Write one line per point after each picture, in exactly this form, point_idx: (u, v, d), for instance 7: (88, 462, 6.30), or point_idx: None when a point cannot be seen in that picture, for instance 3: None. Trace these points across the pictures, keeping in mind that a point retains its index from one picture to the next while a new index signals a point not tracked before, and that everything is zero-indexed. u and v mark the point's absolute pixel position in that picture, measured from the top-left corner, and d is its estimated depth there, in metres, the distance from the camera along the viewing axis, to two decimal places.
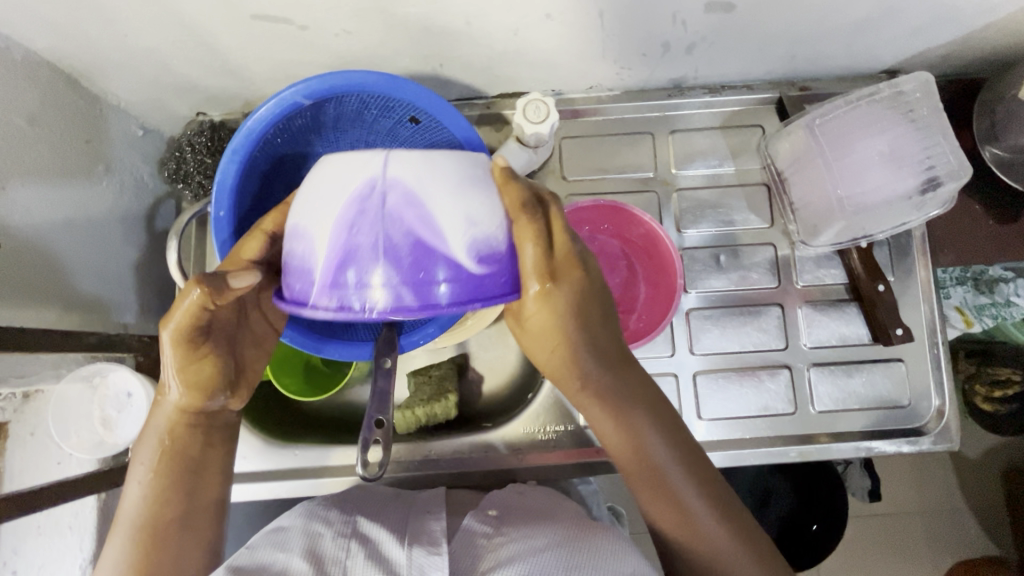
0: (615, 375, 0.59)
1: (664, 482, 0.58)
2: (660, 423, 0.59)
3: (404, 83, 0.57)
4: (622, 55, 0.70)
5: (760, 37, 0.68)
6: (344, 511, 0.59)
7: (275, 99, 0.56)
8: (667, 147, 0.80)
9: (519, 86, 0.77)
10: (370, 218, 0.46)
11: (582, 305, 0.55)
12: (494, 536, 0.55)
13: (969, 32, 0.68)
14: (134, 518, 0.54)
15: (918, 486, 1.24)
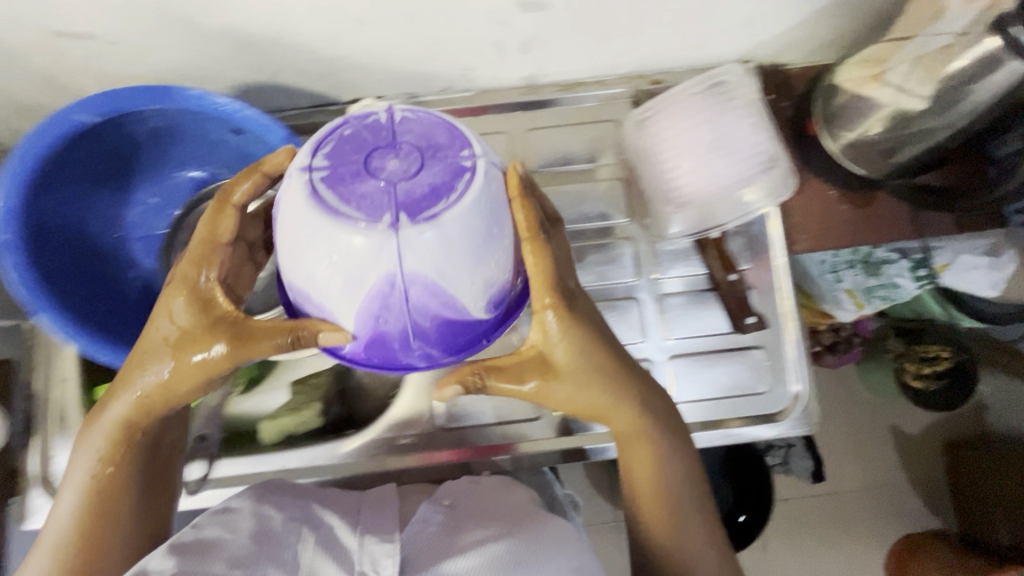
0: (655, 394, 0.61)
1: (673, 499, 0.62)
2: (672, 433, 0.62)
3: (204, 98, 0.63)
4: (460, 56, 0.70)
5: (592, 33, 0.69)
6: (297, 500, 0.58)
7: (64, 116, 0.61)
8: (526, 145, 0.80)
9: (369, 91, 0.76)
10: (396, 309, 0.50)
11: (591, 322, 0.57)
12: (449, 524, 0.54)
13: (794, 19, 0.69)
14: (65, 533, 0.55)
15: (859, 462, 1.25)
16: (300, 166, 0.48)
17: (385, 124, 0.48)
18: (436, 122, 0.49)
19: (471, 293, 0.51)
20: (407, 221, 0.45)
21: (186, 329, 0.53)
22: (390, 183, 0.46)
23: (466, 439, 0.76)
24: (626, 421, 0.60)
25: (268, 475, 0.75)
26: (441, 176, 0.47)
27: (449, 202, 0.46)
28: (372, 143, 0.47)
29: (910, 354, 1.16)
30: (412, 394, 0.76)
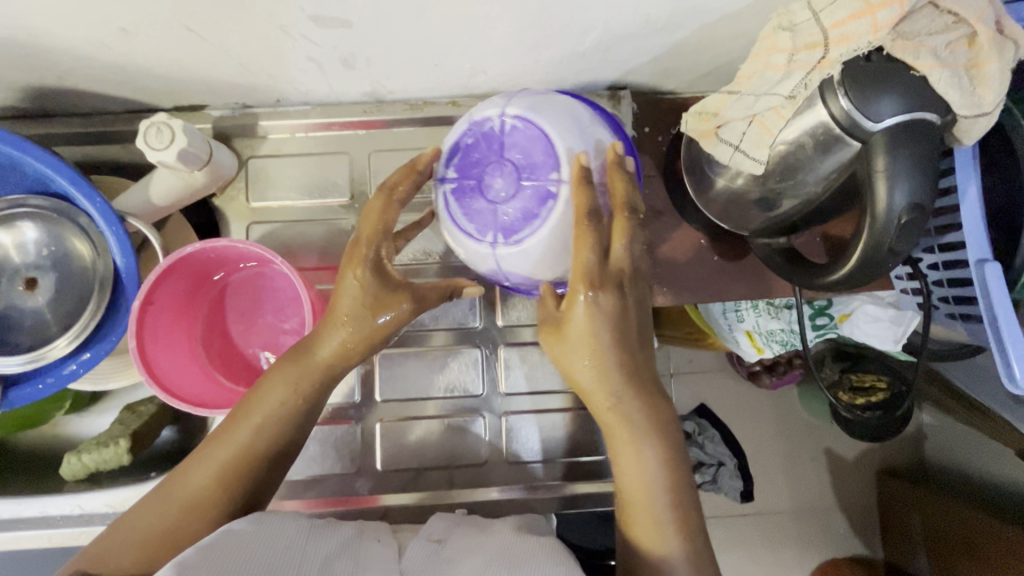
0: (650, 389, 0.51)
1: (649, 504, 0.51)
2: (660, 441, 0.51)
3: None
4: (274, 69, 0.62)
5: (420, 53, 0.60)
6: (273, 519, 0.50)
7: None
8: (369, 166, 0.72)
9: (187, 99, 0.68)
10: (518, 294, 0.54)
11: (627, 310, 0.48)
12: (441, 557, 0.51)
13: (650, 49, 0.61)
14: (176, 504, 0.51)
15: (789, 485, 1.14)
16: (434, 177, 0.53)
17: (497, 132, 0.50)
18: (538, 135, 0.49)
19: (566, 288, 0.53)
20: (502, 242, 0.50)
21: (367, 300, 0.51)
22: (493, 204, 0.50)
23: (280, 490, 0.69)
24: (607, 409, 0.50)
25: (63, 518, 0.69)
26: (530, 202, 0.49)
27: (536, 228, 0.49)
28: (484, 158, 0.51)
29: (841, 382, 1.05)
30: None
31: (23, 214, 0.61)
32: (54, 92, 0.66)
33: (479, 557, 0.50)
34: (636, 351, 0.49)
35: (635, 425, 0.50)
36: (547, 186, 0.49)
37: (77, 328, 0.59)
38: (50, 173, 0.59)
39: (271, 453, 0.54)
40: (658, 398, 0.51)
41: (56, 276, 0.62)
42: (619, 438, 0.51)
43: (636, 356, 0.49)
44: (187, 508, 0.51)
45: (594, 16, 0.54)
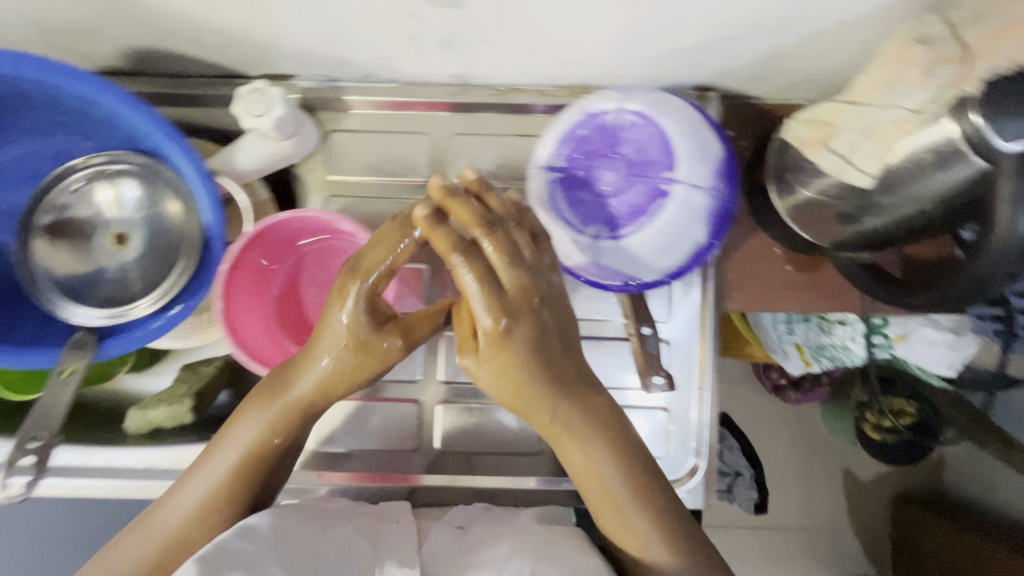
0: (581, 401, 0.54)
1: (615, 502, 0.54)
2: (612, 445, 0.54)
3: (26, 58, 0.52)
4: (372, 45, 0.62)
5: (520, 38, 0.60)
6: (301, 513, 0.57)
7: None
8: (449, 150, 0.72)
9: (277, 68, 0.69)
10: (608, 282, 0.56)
11: (541, 338, 0.51)
12: (468, 543, 0.57)
13: (751, 53, 0.61)
14: (162, 538, 0.55)
15: (799, 499, 1.10)
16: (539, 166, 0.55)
17: (613, 126, 0.52)
18: (657, 134, 0.50)
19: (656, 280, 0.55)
20: (606, 234, 0.52)
21: (354, 334, 0.54)
22: (600, 196, 0.53)
23: (336, 460, 0.70)
24: (546, 422, 0.54)
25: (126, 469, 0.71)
26: (640, 199, 0.51)
27: (641, 223, 0.51)
28: (599, 149, 0.53)
29: (871, 404, 1.00)
30: None
31: (113, 169, 0.62)
32: (151, 50, 0.66)
33: (513, 539, 0.56)
34: (564, 364, 0.53)
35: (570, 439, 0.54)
36: (658, 184, 0.50)
37: (161, 291, 0.61)
38: (148, 131, 0.58)
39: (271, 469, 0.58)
40: (591, 400, 0.54)
41: (152, 230, 0.63)
42: (568, 446, 0.54)
43: (559, 367, 0.52)
44: (199, 513, 0.55)
45: (707, 15, 0.54)
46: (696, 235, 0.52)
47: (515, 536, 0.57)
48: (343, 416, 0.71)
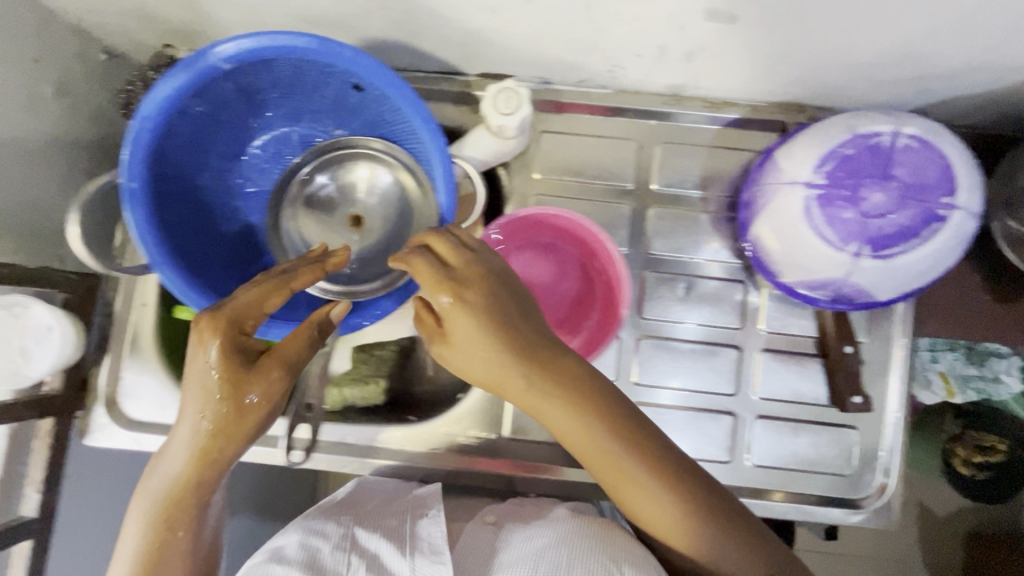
0: (572, 373, 0.51)
1: (613, 458, 0.51)
2: (586, 411, 0.51)
3: (335, 46, 0.55)
4: (614, 52, 0.64)
5: (767, 55, 0.62)
6: (342, 520, 0.59)
7: (195, 61, 0.53)
8: (653, 158, 0.74)
9: (501, 69, 0.71)
10: (845, 294, 0.58)
11: (501, 292, 0.50)
12: (495, 541, 0.58)
13: (995, 86, 0.61)
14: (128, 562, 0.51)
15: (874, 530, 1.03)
16: (797, 178, 0.56)
17: (885, 149, 0.54)
18: (935, 159, 0.53)
19: (894, 298, 0.58)
20: (868, 253, 0.54)
21: (224, 380, 0.49)
22: (865, 215, 0.54)
23: (524, 453, 0.72)
24: (522, 394, 0.51)
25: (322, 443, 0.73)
26: (914, 222, 0.53)
27: (909, 246, 0.53)
28: (866, 170, 0.54)
29: (962, 438, 0.98)
30: (480, 397, 0.73)
31: (376, 155, 0.65)
32: (389, 43, 0.69)
33: (547, 534, 0.56)
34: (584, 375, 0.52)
35: (557, 411, 0.51)
36: (934, 210, 0.52)
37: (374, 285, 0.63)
38: (413, 123, 0.60)
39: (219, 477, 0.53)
40: (569, 370, 0.51)
41: (380, 208, 0.67)
42: (634, 485, 0.51)
43: (580, 380, 0.51)
44: (157, 523, 0.51)
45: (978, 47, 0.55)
46: (954, 259, 0.55)
47: (548, 530, 0.56)
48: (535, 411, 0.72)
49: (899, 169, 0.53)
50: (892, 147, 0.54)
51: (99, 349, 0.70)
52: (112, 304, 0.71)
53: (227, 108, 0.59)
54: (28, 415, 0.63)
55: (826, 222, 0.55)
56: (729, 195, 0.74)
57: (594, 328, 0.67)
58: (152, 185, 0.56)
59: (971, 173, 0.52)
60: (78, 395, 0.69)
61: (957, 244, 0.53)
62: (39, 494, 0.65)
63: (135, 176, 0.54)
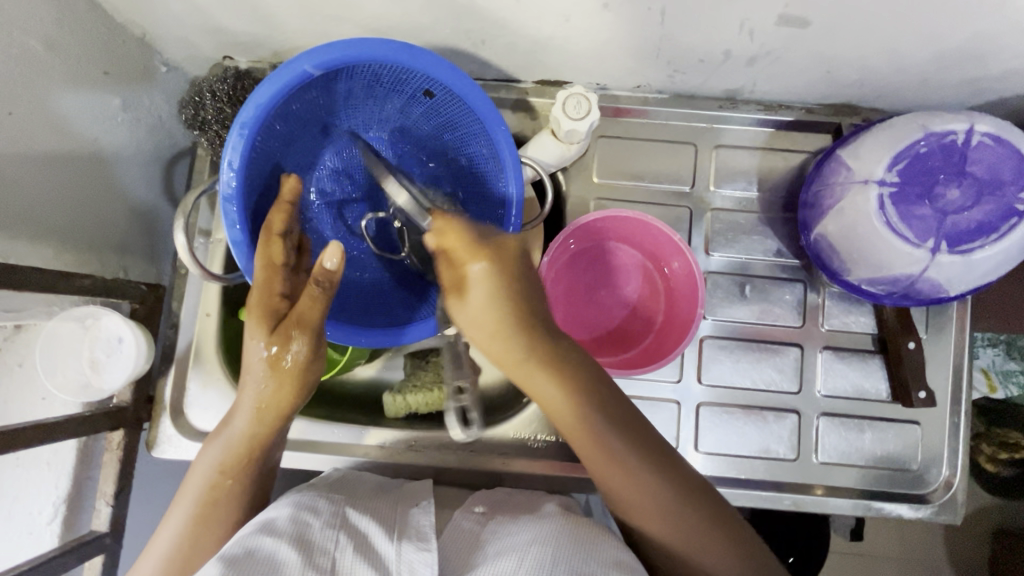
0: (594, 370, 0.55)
1: (584, 439, 0.53)
2: (591, 400, 0.53)
3: (415, 50, 0.55)
4: (679, 57, 0.65)
5: (831, 59, 0.63)
6: (333, 501, 0.56)
7: (286, 69, 0.54)
8: (709, 161, 0.75)
9: (561, 75, 0.71)
10: (920, 289, 0.60)
11: (522, 283, 0.55)
12: (481, 532, 0.53)
13: None
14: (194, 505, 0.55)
15: (901, 528, 1.03)
16: (870, 178, 0.58)
17: (961, 147, 0.55)
18: (1010, 154, 0.55)
19: (966, 290, 0.60)
20: (946, 249, 0.56)
21: (271, 333, 0.54)
22: (943, 212, 0.55)
23: None
24: (550, 383, 0.53)
25: (390, 450, 0.74)
26: (991, 217, 0.55)
27: (986, 240, 0.55)
28: (942, 167, 0.56)
29: (988, 435, 0.94)
30: None
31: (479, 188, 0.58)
32: (453, 52, 0.69)
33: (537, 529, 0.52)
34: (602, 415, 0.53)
35: (576, 405, 0.53)
36: (1011, 204, 0.55)
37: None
38: (485, 126, 0.60)
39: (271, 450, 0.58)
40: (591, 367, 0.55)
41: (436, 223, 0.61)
42: (641, 515, 0.53)
43: (598, 420, 0.53)
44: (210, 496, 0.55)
45: None
46: None
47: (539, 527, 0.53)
48: None
49: (975, 166, 0.55)
50: (967, 145, 0.56)
51: (165, 360, 0.70)
52: (177, 314, 0.72)
53: (304, 119, 0.61)
54: (103, 428, 0.62)
55: (904, 220, 0.57)
56: (785, 196, 0.75)
57: (666, 323, 0.72)
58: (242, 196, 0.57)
59: None
60: (146, 407, 0.69)
61: None
62: (110, 507, 0.64)
63: (230, 182, 0.55)
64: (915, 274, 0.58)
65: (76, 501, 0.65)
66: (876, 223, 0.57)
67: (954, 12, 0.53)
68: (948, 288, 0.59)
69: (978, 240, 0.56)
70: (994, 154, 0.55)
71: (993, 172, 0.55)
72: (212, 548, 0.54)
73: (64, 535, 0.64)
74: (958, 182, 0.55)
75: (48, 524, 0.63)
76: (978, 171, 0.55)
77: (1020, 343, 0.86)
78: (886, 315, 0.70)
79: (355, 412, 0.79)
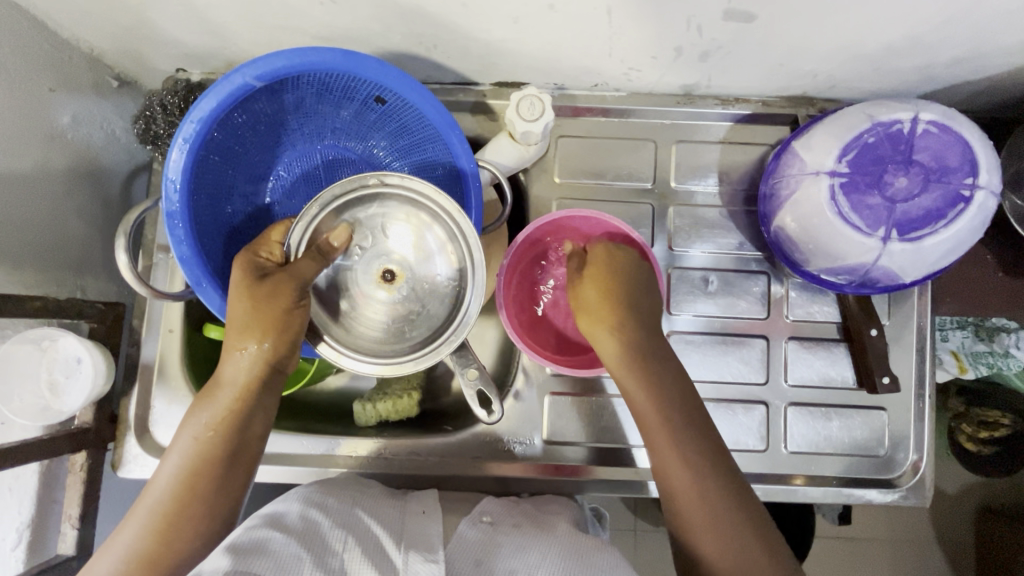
0: (682, 398, 0.58)
1: (689, 462, 0.55)
2: (693, 426, 0.57)
3: (359, 58, 0.55)
4: (632, 54, 0.65)
5: (782, 52, 0.63)
6: (343, 500, 0.58)
7: (226, 83, 0.54)
8: (670, 156, 0.75)
9: (518, 77, 0.71)
10: (877, 276, 0.60)
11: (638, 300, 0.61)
12: (486, 543, 0.54)
13: (1006, 72, 0.63)
14: (164, 493, 0.52)
15: (884, 512, 1.04)
16: (821, 169, 0.59)
17: (907, 135, 0.56)
18: (955, 141, 0.55)
19: (922, 276, 0.60)
20: (897, 237, 0.57)
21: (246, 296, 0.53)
22: (891, 201, 0.56)
23: (561, 455, 0.73)
24: (639, 388, 0.58)
25: (361, 460, 0.73)
26: (939, 203, 0.56)
27: (936, 226, 0.56)
28: (888, 156, 0.57)
29: (967, 415, 0.97)
30: (519, 403, 0.73)
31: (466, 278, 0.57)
32: (407, 57, 0.69)
33: (544, 545, 0.53)
34: (721, 482, 0.55)
35: (670, 454, 0.56)
36: (958, 190, 0.55)
37: (326, 321, 0.59)
38: (437, 131, 0.60)
39: (255, 418, 0.54)
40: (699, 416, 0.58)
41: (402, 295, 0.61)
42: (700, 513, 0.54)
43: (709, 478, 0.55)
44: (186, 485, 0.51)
45: (991, 36, 0.57)
46: (974, 239, 0.57)
47: (544, 542, 0.54)
48: (573, 411, 0.73)
49: (921, 153, 0.56)
50: (913, 134, 0.56)
51: (128, 378, 0.70)
52: (139, 332, 0.71)
53: (253, 128, 0.60)
54: (66, 450, 0.62)
55: (854, 210, 0.57)
56: (746, 187, 0.75)
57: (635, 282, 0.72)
58: (193, 209, 0.57)
59: (992, 153, 0.56)
60: (111, 428, 0.68)
61: (983, 219, 0.56)
62: (76, 530, 0.64)
63: (176, 199, 0.56)
64: (869, 262, 0.59)
65: (41, 525, 0.64)
66: (827, 214, 0.58)
67: (897, 2, 0.53)
68: (903, 275, 0.60)
69: (929, 227, 0.56)
70: (939, 143, 0.56)
71: (940, 161, 0.56)
72: (191, 538, 0.51)
73: (30, 560, 0.63)
74: (906, 170, 0.56)
75: (13, 550, 0.62)
76: (925, 160, 0.56)
77: (987, 323, 0.85)
78: (848, 301, 0.70)
79: (327, 421, 0.79)
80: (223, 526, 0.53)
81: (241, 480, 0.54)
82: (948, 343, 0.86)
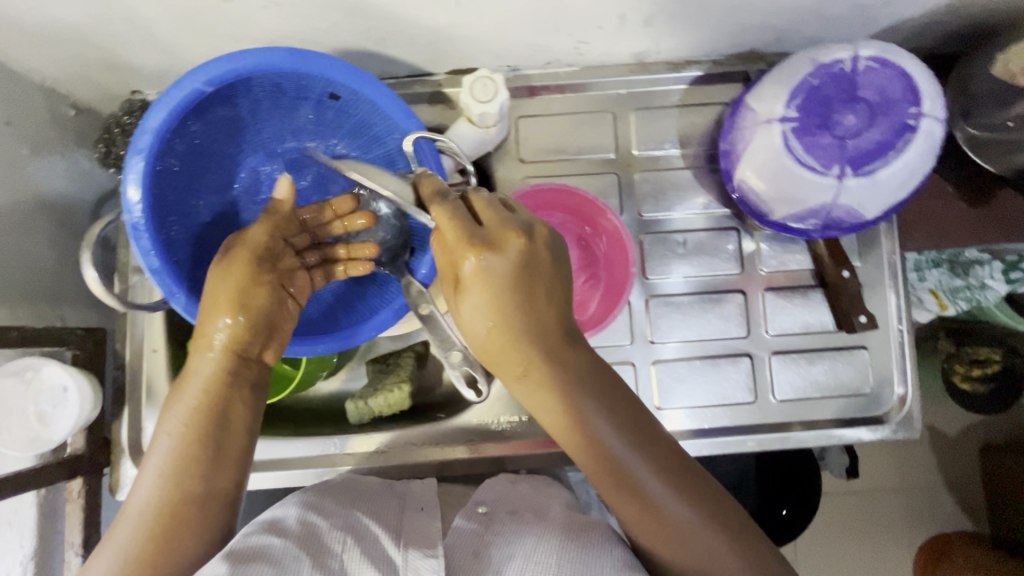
0: (576, 377, 0.52)
1: (610, 458, 0.51)
2: (605, 405, 0.52)
3: (306, 55, 0.56)
4: (577, 27, 0.66)
5: (721, 8, 0.64)
6: (340, 503, 0.58)
7: (175, 90, 0.55)
8: (630, 125, 0.76)
9: (470, 62, 0.72)
10: (841, 215, 0.62)
11: (520, 281, 0.51)
12: (482, 534, 0.55)
13: (943, 4, 0.64)
14: (149, 499, 0.51)
15: (892, 458, 1.05)
16: (772, 115, 0.60)
17: (849, 73, 0.58)
18: (896, 74, 0.57)
19: (884, 210, 0.61)
20: (851, 174, 0.58)
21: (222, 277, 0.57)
22: (842, 138, 0.57)
23: None
24: (532, 384, 0.53)
25: (357, 457, 0.74)
26: (887, 137, 0.57)
27: (888, 159, 0.57)
28: (834, 96, 0.58)
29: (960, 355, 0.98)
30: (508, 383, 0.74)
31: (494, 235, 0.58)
32: (358, 54, 0.69)
33: (538, 530, 0.54)
34: (647, 460, 0.51)
35: (586, 446, 0.52)
36: (904, 120, 0.57)
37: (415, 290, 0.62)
38: (396, 123, 0.61)
39: (233, 409, 0.55)
40: (592, 386, 0.52)
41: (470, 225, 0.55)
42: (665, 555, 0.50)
43: (635, 464, 0.51)
44: (173, 484, 0.52)
45: None
46: (927, 168, 0.58)
47: (538, 529, 0.54)
48: None
49: (866, 87, 0.57)
50: (855, 72, 0.58)
51: (116, 402, 0.70)
52: (123, 354, 0.71)
53: (209, 135, 0.61)
54: (58, 478, 0.63)
55: (808, 150, 0.58)
56: (707, 147, 0.76)
57: (607, 256, 0.72)
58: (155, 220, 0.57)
59: (932, 80, 0.57)
60: (104, 452, 0.69)
61: (934, 146, 0.57)
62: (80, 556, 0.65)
63: (136, 210, 0.56)
64: (830, 201, 0.60)
65: (45, 555, 0.65)
66: (783, 158, 0.59)
67: None
68: (866, 211, 0.61)
69: (883, 160, 0.57)
70: (883, 75, 0.57)
71: (885, 95, 0.57)
72: (185, 540, 0.51)
73: None
74: (853, 107, 0.57)
75: None
76: (870, 96, 0.57)
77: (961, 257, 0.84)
78: (817, 248, 0.72)
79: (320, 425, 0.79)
80: (218, 531, 0.53)
81: (228, 464, 0.54)
82: (925, 283, 0.85)
